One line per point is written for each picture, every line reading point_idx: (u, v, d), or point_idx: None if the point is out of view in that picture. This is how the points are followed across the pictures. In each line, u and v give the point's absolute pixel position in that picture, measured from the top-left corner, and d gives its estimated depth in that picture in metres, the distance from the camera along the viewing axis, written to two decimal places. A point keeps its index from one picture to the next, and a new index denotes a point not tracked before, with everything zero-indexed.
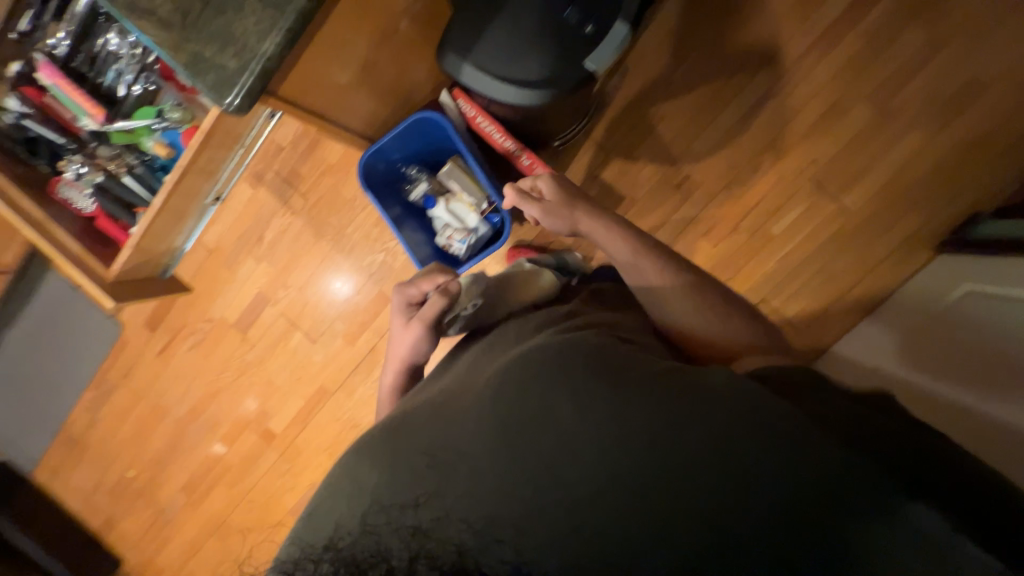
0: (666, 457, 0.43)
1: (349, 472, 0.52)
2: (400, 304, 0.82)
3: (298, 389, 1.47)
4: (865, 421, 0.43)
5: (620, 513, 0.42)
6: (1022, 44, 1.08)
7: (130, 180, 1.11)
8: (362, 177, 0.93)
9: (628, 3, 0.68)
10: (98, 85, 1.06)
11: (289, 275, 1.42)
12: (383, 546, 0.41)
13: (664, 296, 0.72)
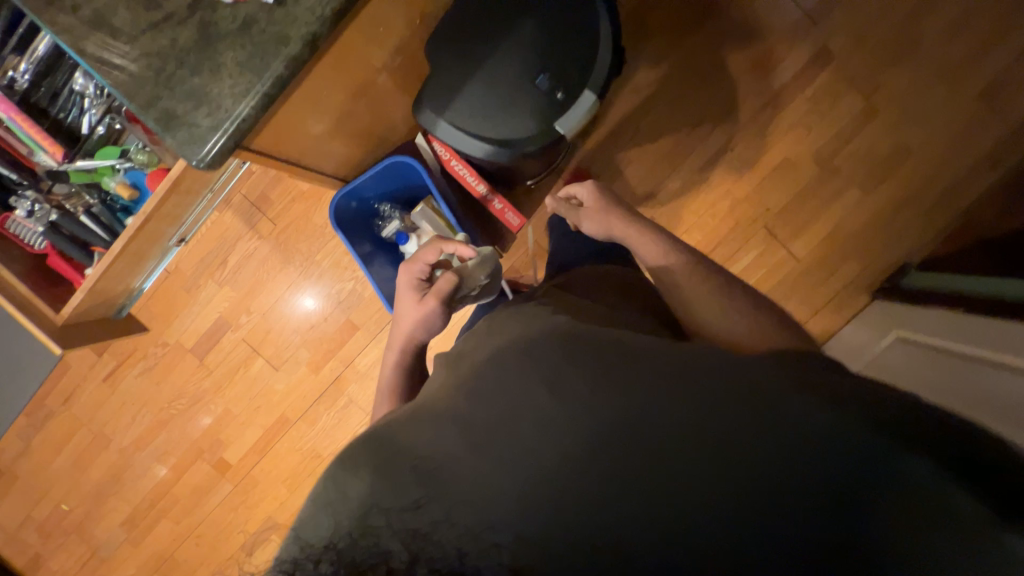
0: (677, 438, 0.43)
1: (330, 473, 0.47)
2: (410, 279, 0.83)
3: (258, 418, 1.42)
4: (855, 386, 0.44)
5: (625, 499, 0.43)
6: (944, 114, 1.21)
7: (86, 219, 1.08)
8: (334, 215, 0.94)
9: (595, 73, 0.74)
10: (59, 121, 1.02)
11: (252, 300, 1.38)
12: (380, 546, 0.39)
13: (697, 293, 0.70)
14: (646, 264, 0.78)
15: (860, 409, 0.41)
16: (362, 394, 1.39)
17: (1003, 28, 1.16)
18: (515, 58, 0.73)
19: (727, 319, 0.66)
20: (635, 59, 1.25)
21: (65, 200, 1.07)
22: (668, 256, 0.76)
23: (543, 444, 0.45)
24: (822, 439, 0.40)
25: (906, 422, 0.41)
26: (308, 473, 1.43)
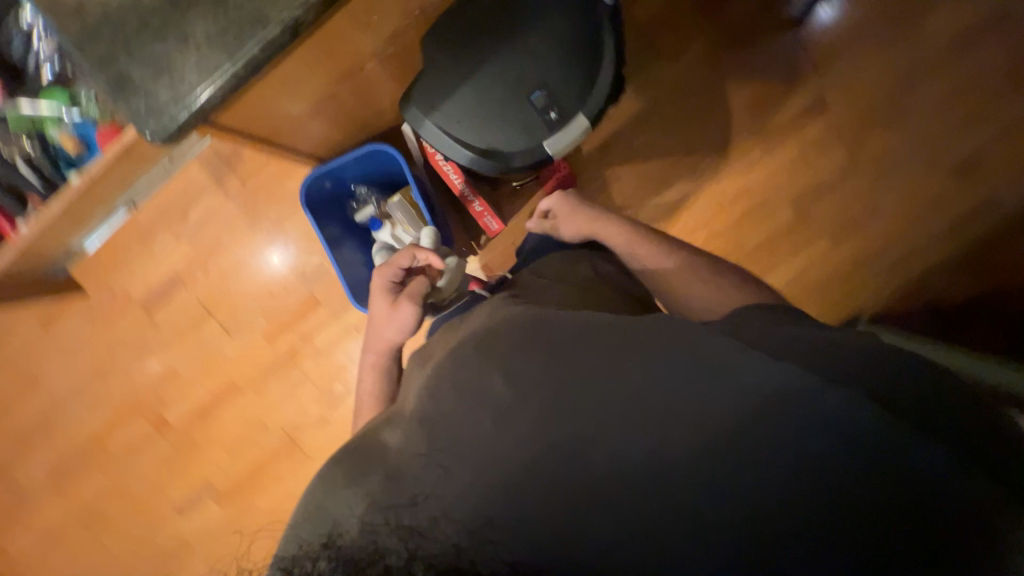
0: (677, 426, 0.46)
1: (329, 489, 0.49)
2: (383, 282, 0.81)
3: (205, 380, 1.38)
4: (782, 353, 0.49)
5: (637, 485, 0.44)
6: (919, 179, 1.25)
7: (24, 168, 1.00)
8: (305, 194, 0.90)
9: (591, 101, 0.75)
10: (5, 59, 0.95)
11: (211, 259, 1.32)
12: (373, 540, 0.40)
13: (691, 281, 0.75)
14: (640, 260, 0.81)
15: (793, 374, 0.46)
16: (317, 370, 1.37)
17: (983, 108, 1.22)
18: (514, 71, 0.72)
19: (699, 299, 0.73)
20: (637, 76, 1.25)
21: (1, 146, 0.99)
22: (650, 252, 0.80)
23: (516, 420, 0.49)
24: (769, 416, 0.45)
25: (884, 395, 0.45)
26: (252, 442, 1.41)
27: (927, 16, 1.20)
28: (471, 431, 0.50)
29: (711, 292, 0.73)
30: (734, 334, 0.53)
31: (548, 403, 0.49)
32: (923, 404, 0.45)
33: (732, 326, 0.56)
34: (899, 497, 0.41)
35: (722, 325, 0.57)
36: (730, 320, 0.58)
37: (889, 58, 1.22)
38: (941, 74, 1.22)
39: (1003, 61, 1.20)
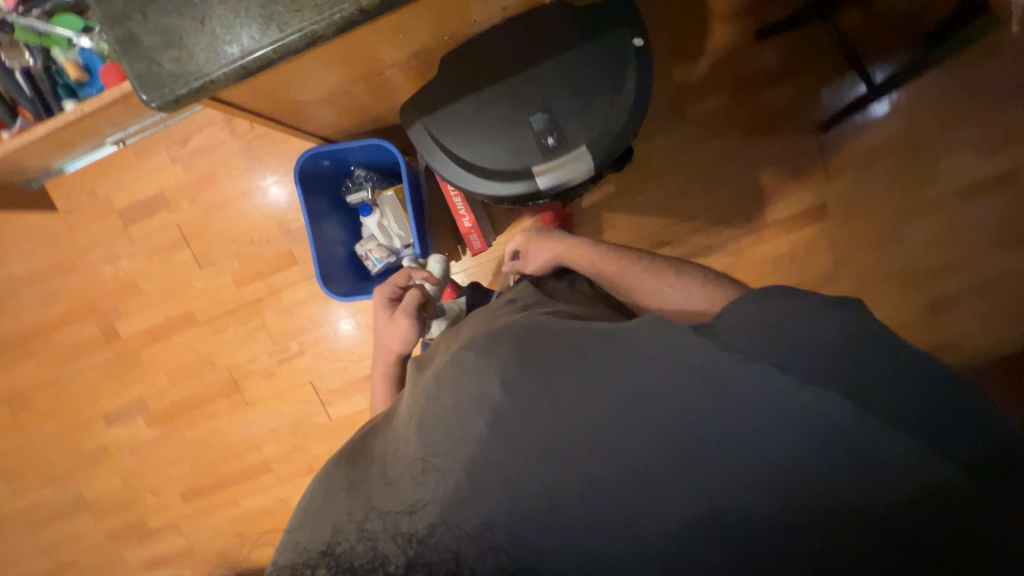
0: (705, 447, 0.43)
1: (333, 485, 0.52)
2: (384, 300, 0.83)
3: (165, 303, 1.39)
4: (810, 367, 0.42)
5: (657, 494, 0.43)
6: (891, 307, 1.30)
7: (21, 79, 1.02)
8: (299, 170, 0.90)
9: (592, 136, 0.74)
10: None
11: (200, 190, 1.32)
12: (373, 548, 0.44)
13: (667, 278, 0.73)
14: (621, 269, 0.77)
15: (822, 404, 0.41)
16: (276, 324, 1.38)
17: (962, 258, 1.27)
18: (518, 93, 0.75)
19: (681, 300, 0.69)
20: (657, 134, 1.27)
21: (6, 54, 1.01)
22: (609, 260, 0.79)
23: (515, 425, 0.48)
24: (800, 455, 0.41)
25: (936, 421, 0.41)
26: (196, 374, 1.43)
27: (939, 157, 1.25)
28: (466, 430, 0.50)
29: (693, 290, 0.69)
30: (748, 335, 0.46)
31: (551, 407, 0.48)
32: (979, 440, 0.41)
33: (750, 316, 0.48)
34: (952, 549, 0.38)
35: (735, 314, 0.49)
36: (738, 306, 0.50)
37: (893, 185, 1.27)
38: (934, 216, 1.27)
39: (993, 220, 1.26)
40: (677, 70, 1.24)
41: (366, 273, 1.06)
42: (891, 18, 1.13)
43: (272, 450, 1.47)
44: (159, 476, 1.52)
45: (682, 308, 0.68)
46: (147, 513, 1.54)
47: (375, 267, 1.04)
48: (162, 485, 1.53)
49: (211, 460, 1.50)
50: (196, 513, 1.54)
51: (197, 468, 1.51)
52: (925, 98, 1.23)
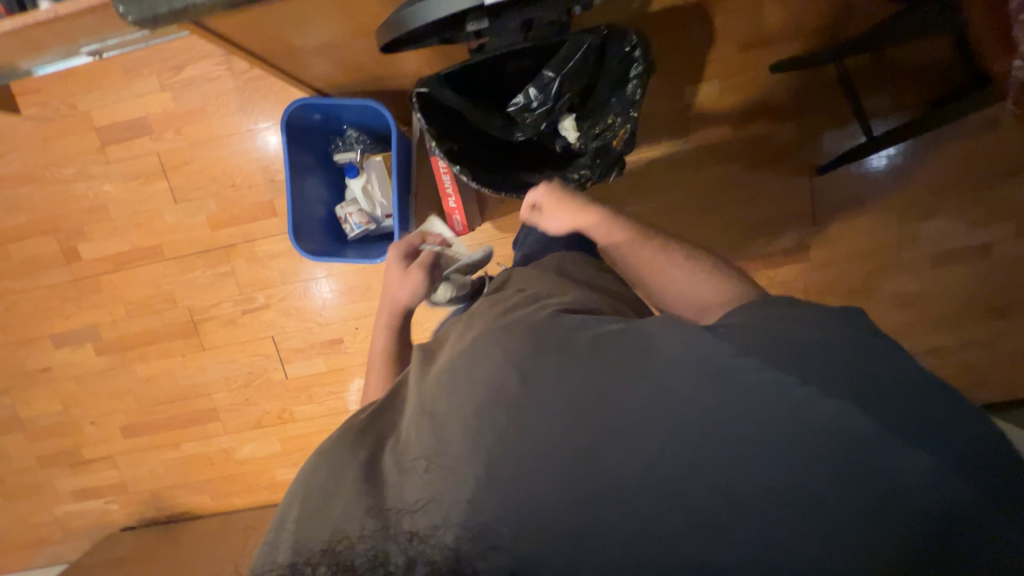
0: (730, 463, 0.41)
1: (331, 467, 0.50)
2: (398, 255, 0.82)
3: (133, 233, 1.35)
4: (834, 387, 0.41)
5: (676, 503, 0.41)
6: None
7: None
8: (289, 118, 0.87)
9: None
10: None
11: (187, 123, 1.27)
12: (373, 547, 0.44)
13: (682, 270, 0.67)
14: (640, 254, 0.70)
15: (845, 415, 0.39)
16: (246, 273, 1.35)
17: (922, 321, 1.32)
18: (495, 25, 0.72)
19: (697, 291, 0.64)
20: (657, 150, 1.27)
21: None
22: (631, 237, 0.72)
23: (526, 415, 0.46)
24: (825, 475, 0.39)
25: (964, 445, 0.39)
26: (155, 310, 1.40)
27: (922, 221, 1.28)
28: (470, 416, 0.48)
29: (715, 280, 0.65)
30: (759, 344, 0.44)
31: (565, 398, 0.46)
32: (1011, 465, 0.38)
33: (760, 325, 0.47)
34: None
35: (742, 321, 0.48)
36: (746, 313, 0.49)
37: (878, 239, 1.29)
38: (906, 277, 1.31)
39: (958, 290, 1.30)
40: (688, 90, 1.23)
41: (342, 237, 1.04)
42: (902, 75, 1.13)
43: (222, 399, 1.45)
44: (101, 408, 1.48)
45: (700, 298, 0.63)
46: (83, 441, 1.51)
47: (353, 231, 1.02)
48: (102, 417, 1.49)
49: (158, 400, 1.47)
50: (134, 450, 1.51)
51: (142, 405, 1.47)
52: (920, 160, 1.25)
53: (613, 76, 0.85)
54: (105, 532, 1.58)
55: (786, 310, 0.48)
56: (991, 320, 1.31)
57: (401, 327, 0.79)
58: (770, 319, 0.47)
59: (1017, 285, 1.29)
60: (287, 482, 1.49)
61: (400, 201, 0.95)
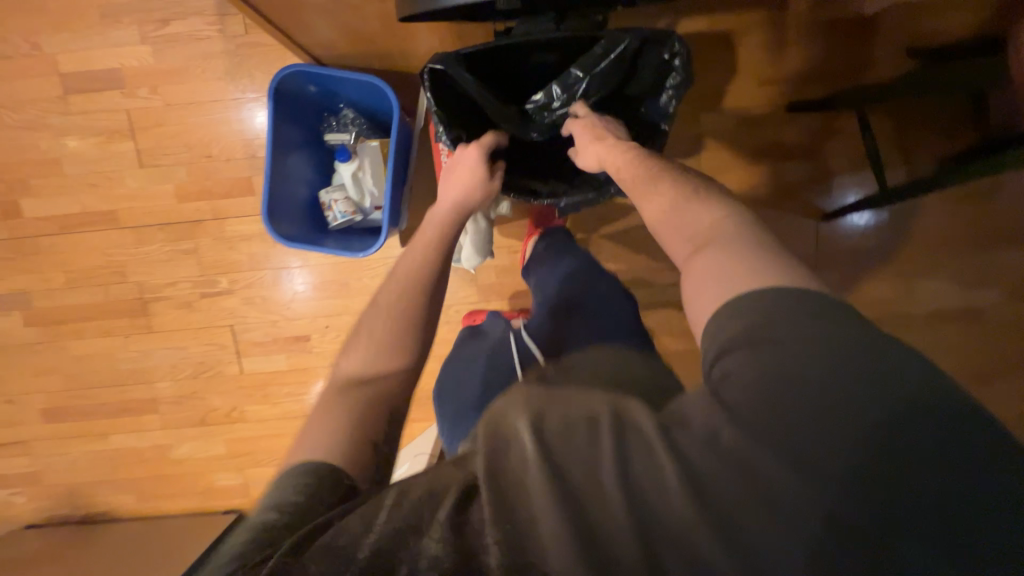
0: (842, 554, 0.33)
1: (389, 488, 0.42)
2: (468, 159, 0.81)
3: (86, 195, 1.21)
4: (923, 466, 0.34)
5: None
6: None
7: None
8: (277, 85, 0.78)
9: None
10: None
11: (165, 83, 1.16)
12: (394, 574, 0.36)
13: (684, 208, 0.58)
14: (650, 189, 0.63)
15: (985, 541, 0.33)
16: (211, 254, 1.23)
17: None
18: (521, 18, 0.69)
19: (689, 238, 0.56)
20: None
21: None
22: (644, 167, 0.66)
23: (563, 474, 0.37)
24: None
25: None
26: (100, 283, 1.25)
27: (920, 279, 1.26)
28: (497, 470, 0.38)
29: (714, 260, 0.51)
30: (773, 387, 0.37)
31: (602, 458, 0.37)
32: None
33: (763, 356, 0.39)
34: None
35: (742, 353, 0.40)
36: (738, 332, 0.42)
37: (874, 293, 1.28)
38: (897, 333, 1.29)
39: (947, 352, 1.29)
40: (703, 119, 1.20)
41: (322, 226, 0.94)
42: (917, 129, 1.13)
43: (164, 390, 1.30)
44: (21, 385, 1.31)
45: (687, 235, 0.56)
46: None
47: (335, 220, 0.92)
48: (21, 396, 1.32)
49: (90, 383, 1.30)
50: (53, 437, 1.33)
51: (70, 387, 1.31)
52: (922, 218, 1.24)
53: (645, 83, 0.83)
54: (4, 529, 1.38)
55: (784, 324, 0.40)
56: (976, 386, 1.30)
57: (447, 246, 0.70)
58: (772, 344, 0.39)
59: (1003, 353, 1.28)
60: (226, 490, 1.34)
61: (393, 191, 0.85)
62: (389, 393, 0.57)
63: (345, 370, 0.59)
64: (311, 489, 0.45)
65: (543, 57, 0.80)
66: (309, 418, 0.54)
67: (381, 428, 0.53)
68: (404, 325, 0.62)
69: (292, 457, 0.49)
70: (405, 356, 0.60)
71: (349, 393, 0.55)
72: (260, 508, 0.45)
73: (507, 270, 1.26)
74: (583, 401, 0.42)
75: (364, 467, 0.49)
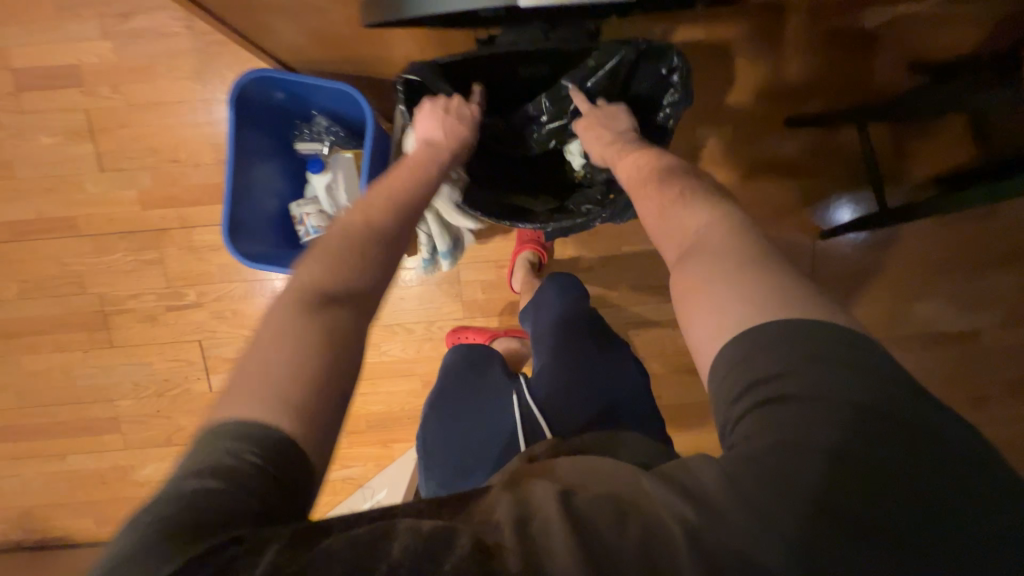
0: None
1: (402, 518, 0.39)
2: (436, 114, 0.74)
3: (42, 200, 1.12)
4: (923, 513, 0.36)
5: None
6: None
7: None
8: (238, 90, 0.72)
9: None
10: None
11: (127, 80, 1.08)
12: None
13: (687, 213, 0.55)
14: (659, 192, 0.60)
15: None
16: (177, 264, 1.15)
17: None
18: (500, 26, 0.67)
19: (681, 241, 0.55)
20: None
21: None
22: (649, 171, 0.63)
23: (596, 535, 0.37)
24: None
25: None
26: (56, 294, 1.16)
27: (916, 299, 1.23)
28: (529, 541, 0.37)
29: (709, 271, 0.49)
30: (784, 456, 0.38)
31: (628, 527, 0.37)
32: None
33: (776, 419, 0.39)
34: None
35: (749, 413, 0.41)
36: (748, 384, 0.41)
37: (870, 312, 1.24)
38: (894, 353, 1.26)
39: (942, 374, 1.26)
40: (699, 131, 1.16)
41: (295, 241, 0.87)
42: (914, 150, 1.12)
43: (126, 408, 1.22)
44: None
45: (685, 237, 0.54)
46: None
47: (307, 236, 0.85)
48: None
49: (45, 400, 1.22)
50: (5, 458, 1.24)
51: (23, 405, 1.22)
52: (920, 237, 1.21)
53: (641, 96, 0.79)
54: None
55: (799, 381, 0.40)
56: (971, 407, 1.27)
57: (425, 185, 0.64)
58: (784, 406, 0.39)
59: (998, 375, 1.26)
60: None
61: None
62: (353, 319, 0.49)
63: (295, 288, 0.49)
64: (254, 469, 0.38)
65: (530, 68, 0.76)
66: (249, 353, 0.45)
67: (342, 364, 0.46)
68: (373, 261, 0.54)
69: (231, 409, 0.41)
70: (370, 286, 0.52)
71: (303, 320, 0.46)
72: (187, 473, 0.38)
73: (494, 285, 1.20)
74: (607, 473, 0.44)
75: (322, 415, 0.43)
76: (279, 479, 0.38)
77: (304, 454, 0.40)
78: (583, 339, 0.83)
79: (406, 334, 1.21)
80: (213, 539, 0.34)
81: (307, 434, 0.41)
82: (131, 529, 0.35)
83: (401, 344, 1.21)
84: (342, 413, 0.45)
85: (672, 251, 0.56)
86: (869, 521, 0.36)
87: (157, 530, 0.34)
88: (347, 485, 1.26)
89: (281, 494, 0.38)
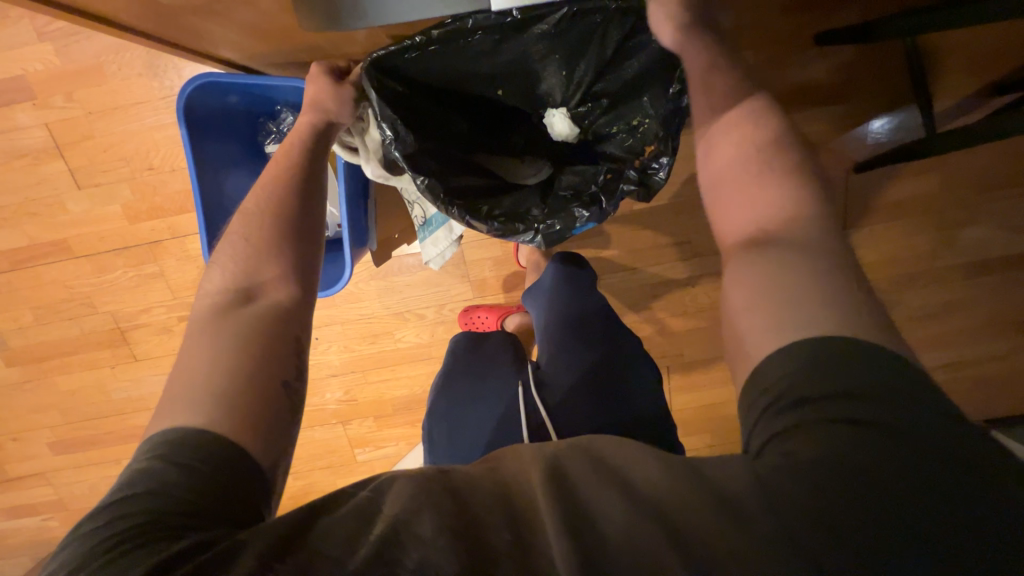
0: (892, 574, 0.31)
1: (395, 499, 0.38)
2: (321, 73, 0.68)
3: (30, 225, 1.09)
4: (954, 487, 0.33)
5: None
6: None
7: None
8: (186, 101, 0.71)
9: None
10: None
11: (81, 87, 1.00)
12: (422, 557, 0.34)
13: (768, 203, 0.48)
14: (715, 170, 0.55)
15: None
16: (179, 275, 1.13)
17: (942, 334, 1.20)
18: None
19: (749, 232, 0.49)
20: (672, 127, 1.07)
21: None
22: (728, 148, 0.54)
23: (594, 516, 0.36)
24: None
25: None
26: (70, 316, 1.17)
27: (957, 228, 1.12)
28: (526, 527, 0.36)
29: (762, 269, 0.44)
30: (819, 459, 0.34)
31: (630, 527, 0.35)
32: None
33: (820, 431, 0.35)
34: None
35: (793, 417, 0.37)
36: (809, 392, 0.37)
37: (907, 242, 1.14)
38: (935, 284, 1.17)
39: (984, 300, 1.17)
40: None
41: None
42: (970, 54, 0.96)
43: None
44: (22, 422, 1.29)
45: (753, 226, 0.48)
46: (7, 458, 1.33)
47: None
48: (25, 432, 1.30)
49: (88, 415, 1.27)
50: (67, 467, 1.33)
51: (70, 420, 1.28)
52: (966, 155, 1.07)
53: (651, 63, 0.69)
54: (43, 551, 1.41)
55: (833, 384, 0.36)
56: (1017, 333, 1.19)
57: (309, 151, 0.62)
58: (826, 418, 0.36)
59: None
60: None
61: (349, 210, 0.83)
62: (276, 304, 0.51)
63: (208, 298, 0.51)
64: (186, 461, 0.39)
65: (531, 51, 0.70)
66: (177, 365, 0.46)
67: (269, 355, 0.47)
68: (281, 250, 0.54)
69: (167, 418, 0.43)
70: (281, 271, 0.53)
71: (221, 321, 0.48)
72: (120, 485, 0.39)
73: (499, 260, 1.15)
74: (621, 448, 0.42)
75: (263, 414, 0.44)
76: (228, 478, 0.39)
77: (251, 457, 0.42)
78: (590, 320, 0.82)
79: (418, 320, 1.19)
80: (153, 545, 0.34)
81: (247, 434, 0.42)
82: (72, 545, 0.36)
83: (414, 330, 1.20)
84: (288, 410, 0.46)
85: (728, 233, 0.51)
86: (902, 505, 0.32)
87: (94, 542, 0.35)
88: (384, 463, 1.31)
89: (230, 473, 0.39)
